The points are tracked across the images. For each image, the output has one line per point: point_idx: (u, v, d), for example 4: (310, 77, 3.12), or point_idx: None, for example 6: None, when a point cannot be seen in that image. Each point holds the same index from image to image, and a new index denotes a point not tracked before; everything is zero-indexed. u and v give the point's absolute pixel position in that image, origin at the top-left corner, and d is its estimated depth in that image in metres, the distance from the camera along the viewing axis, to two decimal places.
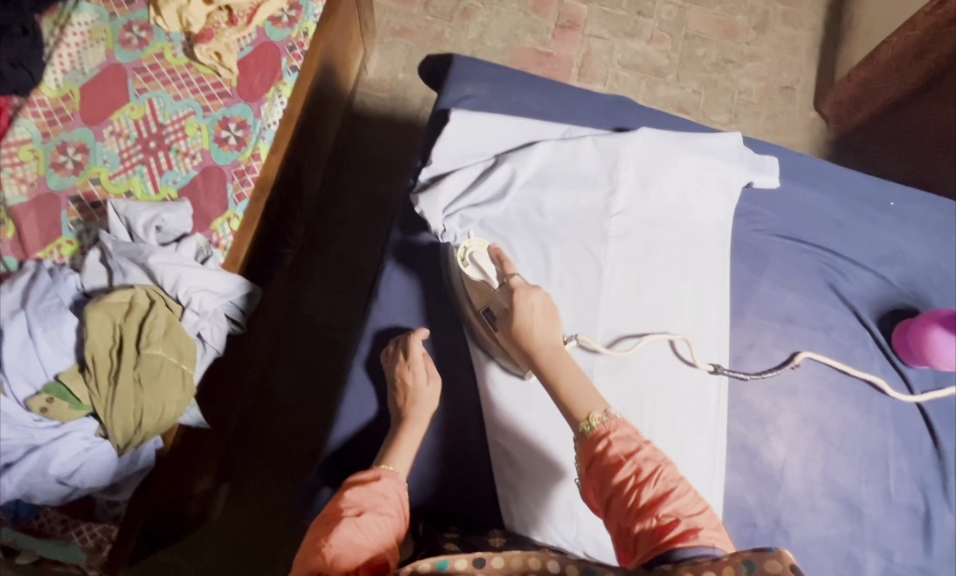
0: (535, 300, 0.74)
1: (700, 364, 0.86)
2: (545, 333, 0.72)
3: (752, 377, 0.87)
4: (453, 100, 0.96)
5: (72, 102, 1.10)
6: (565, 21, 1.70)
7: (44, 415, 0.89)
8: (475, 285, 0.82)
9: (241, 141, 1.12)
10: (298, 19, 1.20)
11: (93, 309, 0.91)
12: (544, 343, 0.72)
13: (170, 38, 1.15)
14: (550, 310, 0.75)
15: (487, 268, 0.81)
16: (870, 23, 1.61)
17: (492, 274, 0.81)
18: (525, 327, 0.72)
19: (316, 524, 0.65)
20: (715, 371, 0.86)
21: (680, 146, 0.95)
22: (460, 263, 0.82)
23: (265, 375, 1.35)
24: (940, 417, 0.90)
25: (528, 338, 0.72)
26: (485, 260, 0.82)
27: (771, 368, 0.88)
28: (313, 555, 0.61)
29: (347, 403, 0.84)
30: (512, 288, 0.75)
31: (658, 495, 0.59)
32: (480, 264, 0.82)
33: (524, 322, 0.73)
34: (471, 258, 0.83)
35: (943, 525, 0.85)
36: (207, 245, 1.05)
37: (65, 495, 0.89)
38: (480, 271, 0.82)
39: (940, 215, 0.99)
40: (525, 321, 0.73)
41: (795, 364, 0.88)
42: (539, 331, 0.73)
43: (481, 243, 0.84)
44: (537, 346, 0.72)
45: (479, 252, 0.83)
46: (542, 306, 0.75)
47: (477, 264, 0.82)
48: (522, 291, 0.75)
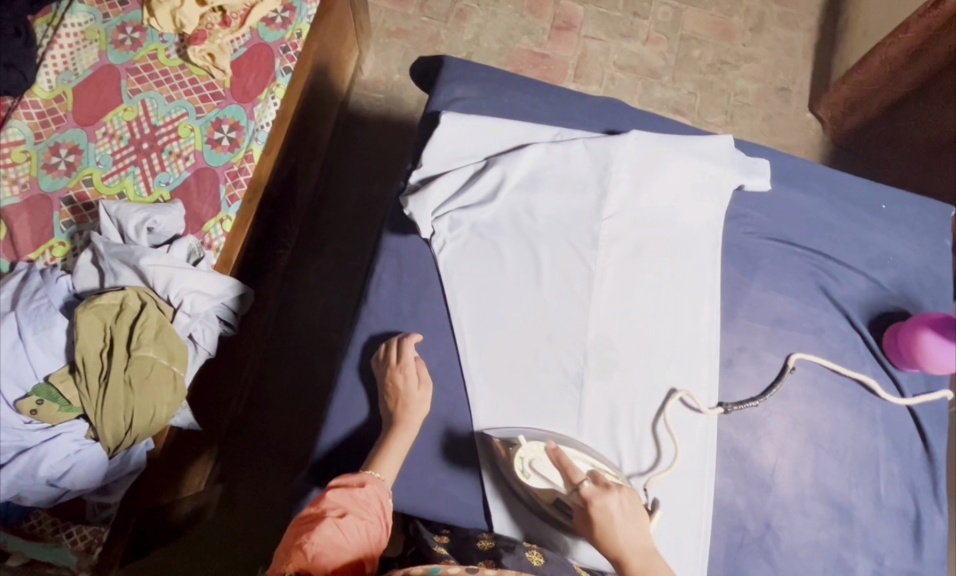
0: (612, 505, 0.70)
1: (707, 411, 0.85)
2: (635, 540, 0.69)
3: (759, 402, 0.87)
4: (444, 102, 0.96)
5: (65, 103, 1.10)
6: (561, 22, 1.70)
7: (33, 417, 0.89)
8: (542, 491, 0.76)
9: (234, 143, 1.12)
10: (292, 21, 1.20)
11: (83, 310, 0.91)
12: (636, 552, 0.69)
13: (163, 38, 1.15)
14: (630, 506, 0.71)
15: (551, 473, 0.76)
16: (866, 25, 1.61)
17: (557, 482, 0.75)
18: (609, 541, 0.69)
19: (297, 522, 0.67)
20: (723, 412, 0.85)
21: (672, 148, 0.95)
22: (522, 477, 0.76)
23: (258, 377, 1.35)
24: (931, 420, 0.89)
25: (617, 553, 0.69)
26: (546, 463, 0.77)
27: (770, 385, 0.87)
28: (295, 551, 0.62)
29: (337, 406, 0.83)
30: (585, 497, 0.71)
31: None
32: (543, 471, 0.76)
33: (611, 536, 0.69)
34: (530, 467, 0.76)
35: (933, 529, 0.85)
36: (199, 247, 1.04)
37: (55, 497, 0.89)
38: (546, 479, 0.76)
39: (932, 217, 0.99)
40: (608, 532, 0.69)
41: (790, 369, 0.88)
42: (623, 537, 0.69)
43: (537, 446, 0.78)
44: (630, 558, 0.69)
45: (537, 456, 0.77)
46: (621, 508, 0.71)
47: (540, 473, 0.76)
48: (596, 499, 0.70)
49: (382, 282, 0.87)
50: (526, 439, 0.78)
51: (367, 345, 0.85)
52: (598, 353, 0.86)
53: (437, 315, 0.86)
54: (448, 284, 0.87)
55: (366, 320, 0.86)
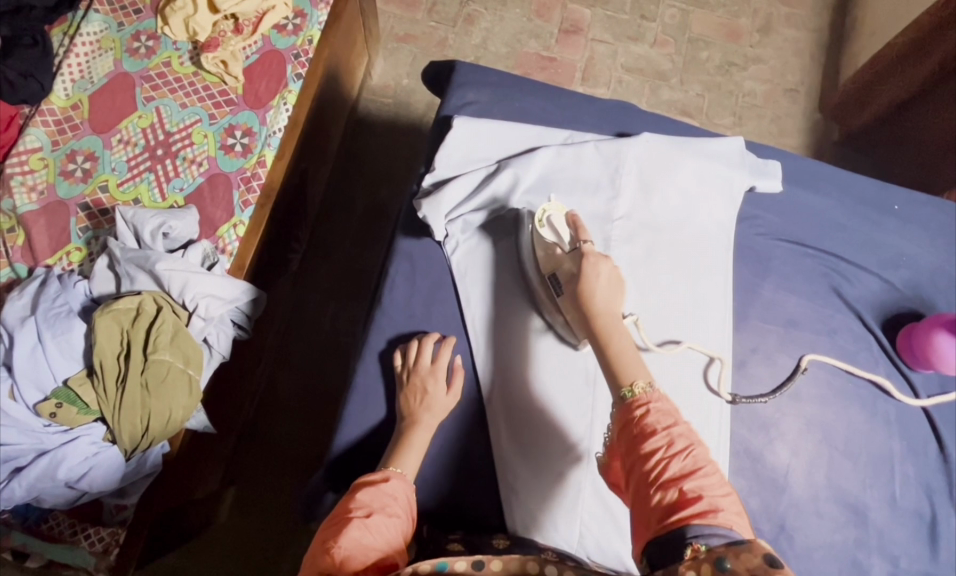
0: (603, 267, 0.76)
1: (723, 394, 0.85)
2: (606, 298, 0.74)
3: (769, 399, 0.87)
4: (455, 107, 0.97)
5: (81, 111, 1.12)
6: (568, 25, 1.71)
7: (52, 420, 0.90)
8: (544, 246, 0.85)
9: (246, 149, 1.13)
10: (303, 27, 1.22)
11: (100, 315, 0.93)
12: (605, 308, 0.74)
13: (177, 46, 1.17)
14: (615, 281, 0.77)
15: (562, 233, 0.85)
16: (874, 24, 1.61)
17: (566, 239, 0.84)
18: (588, 289, 0.74)
19: (325, 526, 0.66)
20: (732, 402, 0.85)
21: (682, 151, 0.95)
22: (536, 223, 0.86)
23: (271, 379, 1.36)
24: (946, 421, 0.89)
25: (592, 306, 0.74)
26: (560, 222, 0.86)
27: (783, 383, 0.88)
28: (323, 555, 0.62)
29: (351, 408, 0.84)
30: (584, 252, 0.78)
31: (685, 471, 0.60)
32: (556, 227, 0.86)
33: (588, 286, 0.75)
34: (547, 220, 0.86)
35: (950, 530, 0.84)
36: (213, 251, 1.05)
37: (73, 499, 0.91)
38: (554, 234, 0.85)
39: (945, 218, 0.99)
40: (590, 282, 0.75)
41: (802, 370, 0.88)
42: (600, 295, 0.74)
43: (560, 209, 0.88)
44: (598, 311, 0.73)
45: (556, 216, 0.87)
46: (608, 276, 0.77)
47: (552, 226, 0.86)
48: (592, 256, 0.77)
49: (396, 284, 0.88)
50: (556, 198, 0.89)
51: (380, 347, 0.86)
52: None
53: (450, 318, 0.87)
54: (462, 287, 0.88)
55: (380, 323, 0.86)
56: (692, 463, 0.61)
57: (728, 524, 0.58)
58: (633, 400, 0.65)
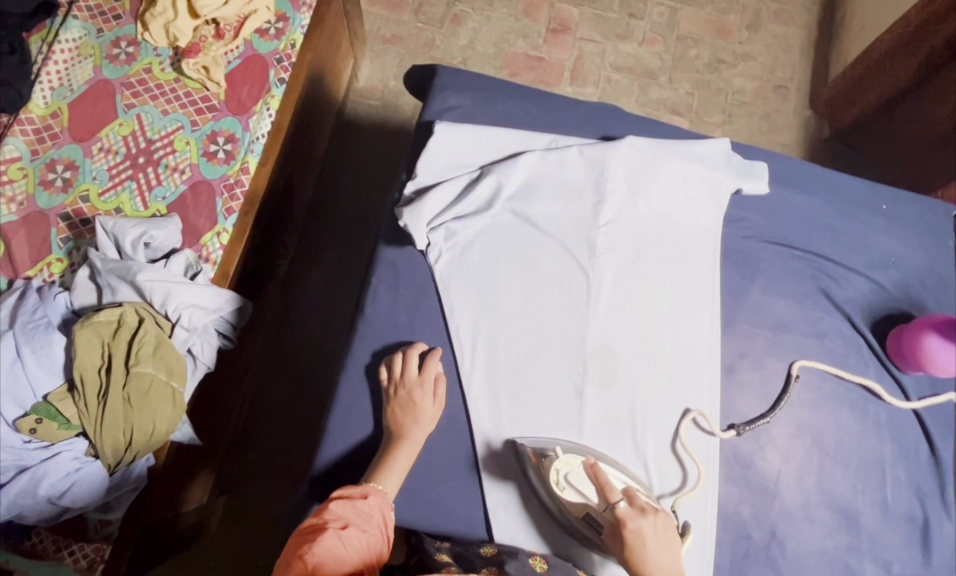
0: (646, 527, 0.72)
1: (719, 433, 0.84)
2: (665, 564, 0.71)
3: (769, 418, 0.85)
4: (438, 112, 0.95)
5: (60, 119, 1.10)
6: (556, 25, 1.69)
7: (32, 436, 0.89)
8: (570, 503, 0.77)
9: (229, 155, 1.11)
10: (285, 31, 1.20)
11: (81, 328, 0.91)
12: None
13: (157, 52, 1.15)
14: (663, 532, 0.73)
15: (587, 489, 0.77)
16: (863, 19, 1.60)
17: (592, 496, 0.77)
18: (640, 561, 0.71)
19: (298, 532, 0.67)
20: (737, 434, 0.84)
21: (668, 152, 0.94)
22: (556, 489, 0.77)
23: (259, 388, 1.35)
24: (936, 423, 0.88)
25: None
26: (581, 478, 0.77)
27: (779, 398, 0.86)
28: (296, 561, 0.62)
29: (335, 421, 0.82)
30: (621, 519, 0.73)
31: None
32: (579, 485, 0.77)
33: (643, 558, 0.71)
34: (565, 481, 0.77)
35: (942, 534, 0.84)
36: (196, 260, 1.04)
37: (56, 514, 0.89)
38: (579, 492, 0.77)
39: (933, 216, 0.98)
40: (640, 552, 0.71)
41: (794, 378, 0.87)
42: (653, 561, 0.71)
43: (573, 459, 0.78)
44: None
45: (573, 470, 0.77)
46: (655, 532, 0.73)
47: (574, 485, 0.77)
48: (632, 520, 0.72)
49: (379, 294, 0.87)
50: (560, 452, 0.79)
51: (365, 359, 0.85)
52: (598, 362, 0.85)
53: (435, 327, 0.86)
54: (446, 295, 0.86)
55: (364, 334, 0.85)
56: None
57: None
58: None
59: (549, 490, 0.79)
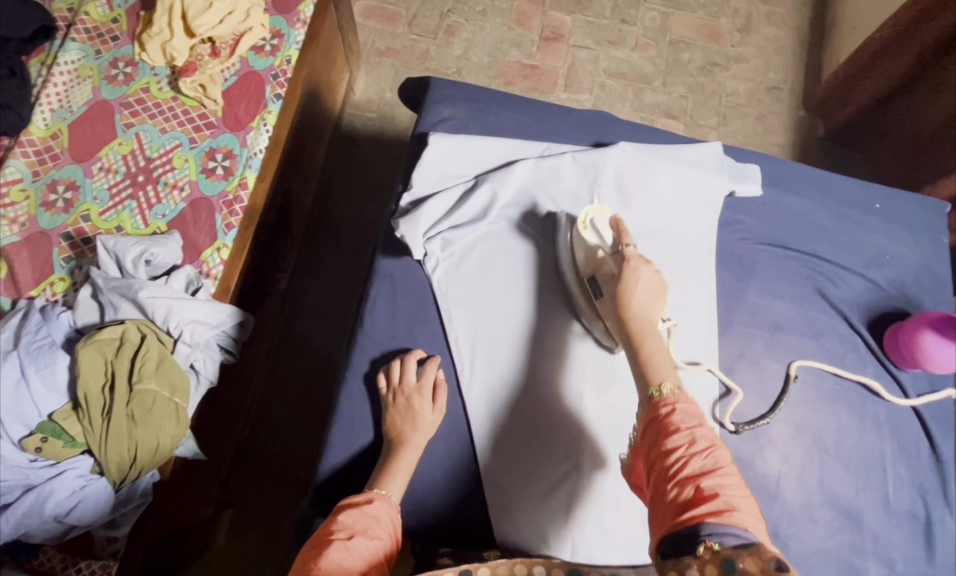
0: (643, 271, 0.77)
1: (724, 424, 0.84)
2: (646, 308, 0.75)
3: (769, 419, 0.86)
4: (432, 123, 0.97)
5: (61, 140, 1.11)
6: (549, 33, 1.71)
7: (38, 455, 0.89)
8: (586, 249, 0.85)
9: (228, 172, 1.13)
10: (281, 47, 1.21)
11: (84, 346, 0.92)
12: (640, 313, 0.74)
13: (155, 72, 1.17)
14: (656, 289, 0.77)
15: (606, 237, 0.84)
16: (854, 19, 1.61)
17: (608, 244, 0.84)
18: (627, 292, 0.76)
19: (306, 546, 0.66)
20: (736, 431, 0.84)
21: (661, 159, 0.95)
22: (580, 227, 0.85)
23: (264, 400, 1.36)
24: (936, 420, 0.88)
25: (626, 310, 0.75)
26: (605, 228, 0.85)
27: (778, 399, 0.87)
28: None
29: (336, 432, 0.83)
30: (625, 258, 0.79)
31: (703, 469, 0.61)
32: (600, 230, 0.85)
33: (627, 291, 0.76)
34: (590, 224, 0.86)
35: (945, 530, 0.84)
36: (197, 276, 1.05)
37: (62, 533, 0.90)
38: (598, 237, 0.84)
39: (926, 214, 0.99)
40: (629, 287, 0.76)
41: (793, 378, 0.88)
42: (638, 301, 0.75)
43: (604, 211, 0.86)
44: (633, 316, 0.74)
45: (600, 219, 0.86)
46: (648, 284, 0.77)
47: (595, 229, 0.85)
48: (634, 262, 0.78)
49: (377, 305, 0.87)
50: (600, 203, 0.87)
51: (364, 368, 0.85)
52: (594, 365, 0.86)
53: (434, 336, 0.86)
54: (443, 305, 0.87)
55: (363, 344, 0.86)
56: (711, 463, 0.61)
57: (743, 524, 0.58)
58: (660, 400, 0.67)
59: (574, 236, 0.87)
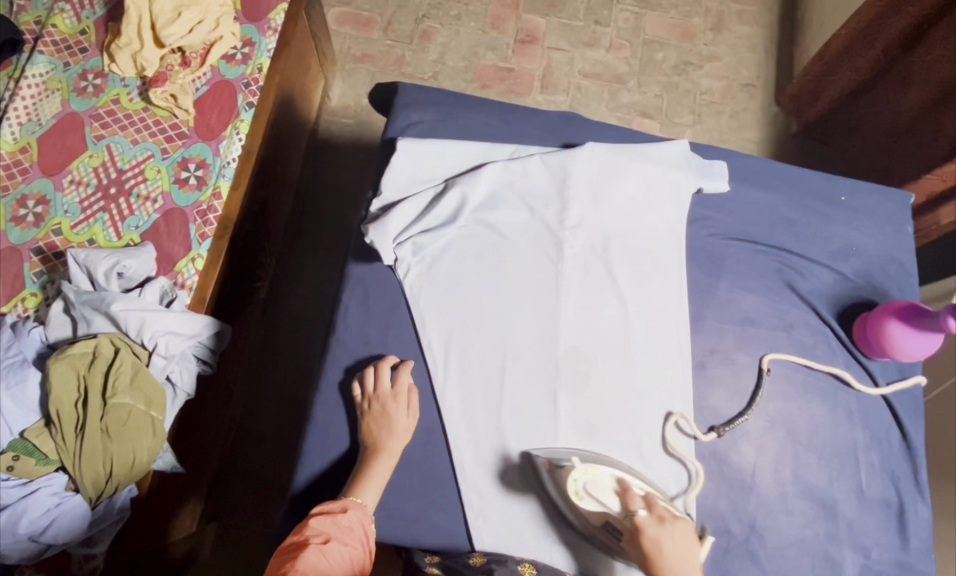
0: (666, 536, 0.71)
1: (702, 437, 0.84)
2: (685, 570, 0.70)
3: (746, 416, 0.86)
4: (401, 128, 0.97)
5: (30, 154, 1.09)
6: (524, 35, 1.72)
7: (9, 474, 0.88)
8: (594, 515, 0.77)
9: (201, 181, 1.12)
10: (252, 56, 1.21)
11: (56, 361, 0.91)
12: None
13: (125, 83, 1.16)
14: (683, 537, 0.72)
15: (607, 500, 0.77)
16: (822, 16, 1.64)
17: (613, 507, 0.76)
18: (663, 571, 0.70)
19: (279, 551, 0.66)
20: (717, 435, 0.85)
21: (629, 156, 0.95)
22: (575, 499, 0.77)
23: (245, 411, 1.35)
24: (907, 408, 0.90)
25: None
26: (600, 487, 0.78)
27: (752, 395, 0.87)
28: None
29: (312, 441, 0.82)
30: (640, 524, 0.72)
31: None
32: (596, 494, 0.77)
33: (663, 566, 0.70)
34: (583, 491, 0.77)
35: (918, 517, 0.85)
36: (171, 287, 1.04)
37: (37, 552, 0.87)
38: (598, 501, 0.77)
39: (892, 205, 1.00)
40: (661, 560, 0.70)
41: (765, 373, 0.88)
42: (678, 573, 0.70)
43: (589, 469, 0.78)
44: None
45: (590, 479, 0.78)
46: (677, 539, 0.71)
47: (592, 495, 0.77)
48: (650, 528, 0.71)
49: (350, 311, 0.87)
50: (579, 460, 0.79)
51: (338, 376, 0.85)
52: (570, 366, 0.86)
53: (407, 340, 0.86)
54: (417, 310, 0.87)
55: (337, 352, 0.85)
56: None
57: None
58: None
59: (569, 501, 0.79)
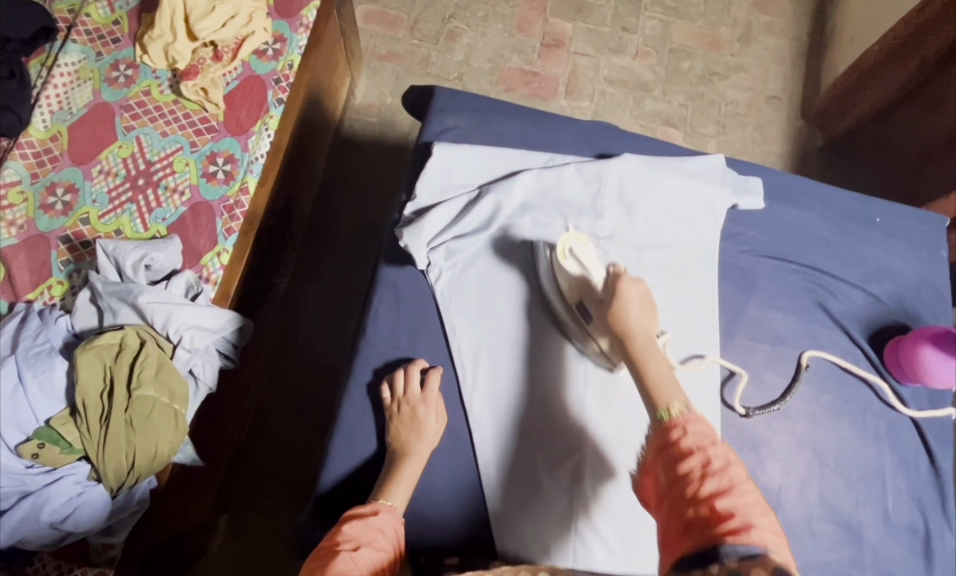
0: (632, 290, 0.77)
1: (736, 408, 0.86)
2: (641, 322, 0.75)
3: (782, 403, 0.87)
4: (435, 132, 0.97)
5: (60, 142, 1.10)
6: (550, 39, 1.71)
7: (34, 461, 0.88)
8: (572, 278, 0.85)
9: (229, 176, 1.12)
10: (283, 52, 1.21)
11: (83, 351, 0.91)
12: (638, 332, 0.74)
13: (156, 75, 1.16)
14: (647, 303, 0.77)
15: (588, 264, 0.85)
16: (852, 32, 1.63)
17: (592, 272, 0.84)
18: (622, 312, 0.75)
19: (309, 558, 0.65)
20: (747, 414, 0.86)
21: (663, 170, 0.95)
22: (560, 257, 0.85)
23: (262, 405, 1.35)
24: (936, 435, 0.89)
25: (625, 325, 0.74)
26: (586, 255, 0.86)
27: (789, 386, 0.88)
28: None
29: (339, 443, 0.83)
30: (615, 274, 0.79)
31: (720, 489, 0.56)
32: (581, 259, 0.85)
33: (622, 306, 0.76)
34: (570, 253, 0.85)
35: (944, 545, 0.84)
36: (197, 281, 1.04)
37: (57, 539, 0.88)
38: (580, 266, 0.85)
39: (926, 229, 1.00)
40: (623, 307, 0.75)
41: (804, 367, 0.89)
42: (634, 318, 0.74)
43: (580, 238, 0.86)
44: (631, 332, 0.74)
45: (578, 247, 0.86)
46: (640, 299, 0.78)
47: (577, 258, 0.85)
48: (624, 280, 0.78)
49: (380, 314, 0.87)
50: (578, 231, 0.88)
51: (366, 378, 0.85)
52: (597, 376, 0.87)
53: (436, 345, 0.86)
54: (446, 315, 0.87)
55: (366, 354, 0.86)
56: (727, 483, 0.57)
57: (763, 543, 0.53)
58: (670, 422, 0.63)
59: (556, 268, 0.87)
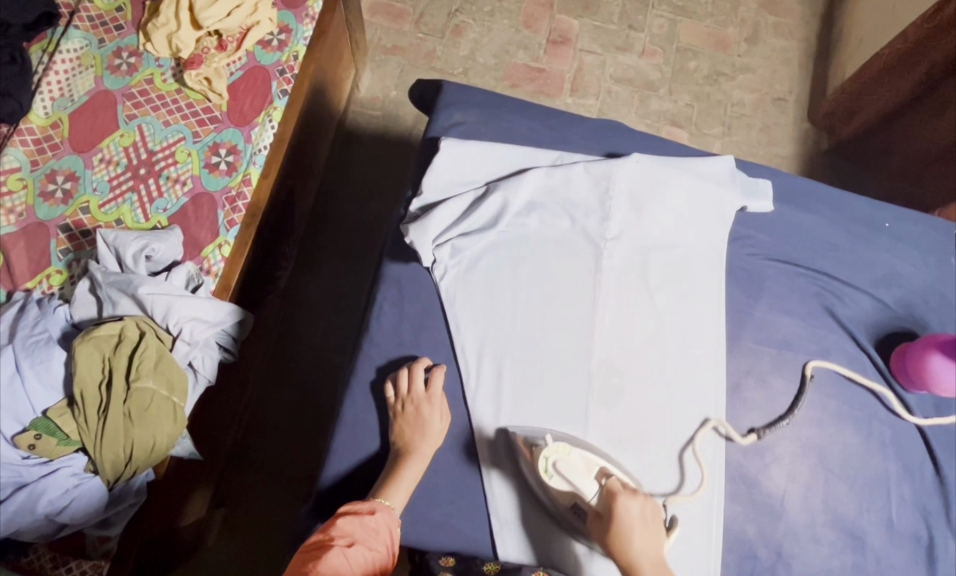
0: (634, 507, 0.73)
1: (742, 438, 0.85)
2: (647, 546, 0.71)
3: (789, 417, 0.86)
4: (443, 128, 0.95)
5: (61, 129, 1.09)
6: (557, 36, 1.70)
7: (31, 452, 0.87)
8: (562, 494, 0.77)
9: (231, 167, 1.11)
10: (288, 43, 1.20)
11: (81, 342, 0.90)
12: (645, 560, 0.71)
13: (159, 63, 1.15)
14: (650, 517, 0.74)
15: (576, 478, 0.76)
16: (860, 35, 1.62)
17: (583, 487, 0.76)
18: (625, 541, 0.71)
19: (304, 547, 0.67)
20: (757, 437, 0.85)
21: (672, 170, 0.94)
22: (545, 477, 0.76)
23: (260, 398, 1.34)
24: (941, 442, 0.89)
25: (634, 559, 0.71)
26: (572, 468, 0.76)
27: (797, 397, 0.88)
28: None
29: (340, 440, 0.82)
30: (611, 492, 0.74)
31: None
32: (568, 474, 0.76)
33: (626, 536, 0.71)
34: (553, 468, 0.76)
35: (948, 554, 0.84)
36: (198, 273, 1.03)
37: (52, 532, 0.87)
38: (568, 481, 0.76)
39: (935, 234, 0.99)
40: (626, 533, 0.71)
41: (809, 377, 0.88)
42: (638, 544, 0.71)
43: (563, 448, 0.77)
44: (641, 563, 0.71)
45: (563, 458, 0.77)
46: (642, 515, 0.73)
47: (563, 475, 0.76)
48: (622, 498, 0.73)
49: (384, 311, 0.86)
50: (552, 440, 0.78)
51: (370, 376, 0.84)
52: (603, 378, 0.85)
53: (441, 344, 0.85)
54: (451, 312, 0.86)
55: (370, 352, 0.85)
56: None
57: None
58: None
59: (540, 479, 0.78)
